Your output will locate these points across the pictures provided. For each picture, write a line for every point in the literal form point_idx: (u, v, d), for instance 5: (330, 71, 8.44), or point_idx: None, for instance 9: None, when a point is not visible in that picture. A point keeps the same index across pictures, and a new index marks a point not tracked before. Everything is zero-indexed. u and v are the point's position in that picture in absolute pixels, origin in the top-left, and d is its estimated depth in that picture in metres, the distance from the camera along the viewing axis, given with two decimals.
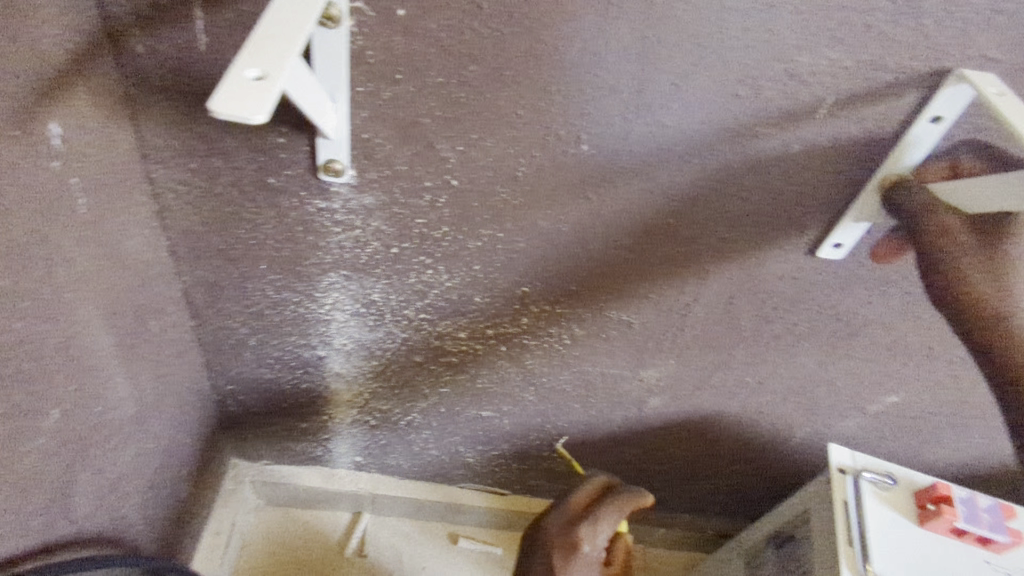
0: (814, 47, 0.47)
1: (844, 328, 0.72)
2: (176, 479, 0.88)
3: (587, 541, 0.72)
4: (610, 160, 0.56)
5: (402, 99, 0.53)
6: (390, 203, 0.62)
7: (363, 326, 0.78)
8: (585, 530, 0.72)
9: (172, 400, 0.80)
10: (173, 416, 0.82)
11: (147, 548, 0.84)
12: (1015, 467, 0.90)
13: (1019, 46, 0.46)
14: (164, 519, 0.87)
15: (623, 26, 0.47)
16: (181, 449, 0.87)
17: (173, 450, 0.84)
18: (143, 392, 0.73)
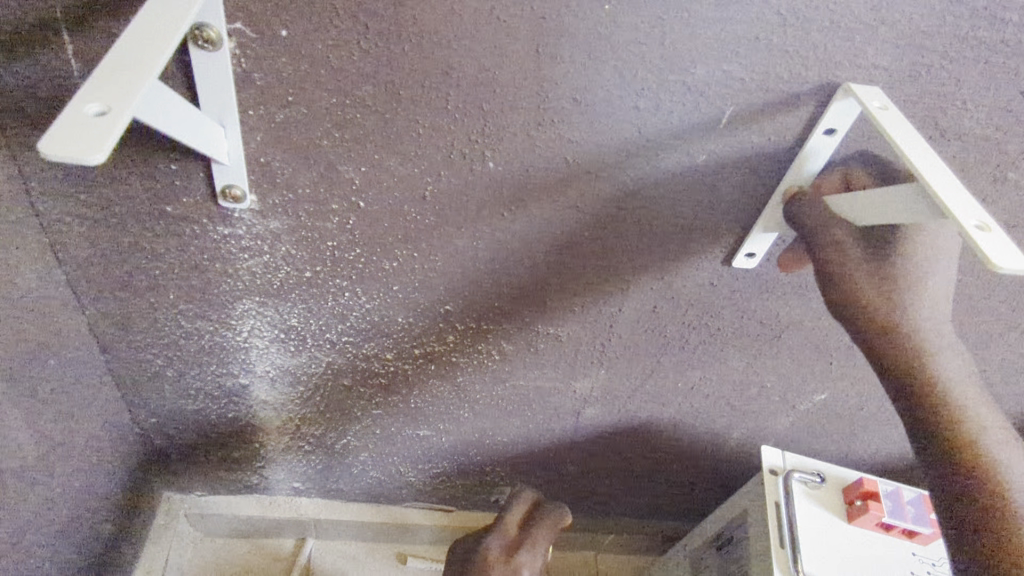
0: (708, 59, 0.47)
1: (768, 331, 0.73)
2: (95, 521, 0.83)
3: (526, 566, 0.72)
4: (519, 176, 0.55)
5: (296, 121, 0.51)
6: (297, 227, 0.60)
7: (285, 351, 0.75)
8: (523, 557, 0.72)
9: (84, 440, 0.76)
10: (86, 457, 0.78)
11: None
12: None
13: (904, 55, 0.47)
14: (82, 564, 0.82)
15: (517, 42, 0.46)
16: (99, 489, 0.83)
17: (89, 492, 0.80)
18: (46, 435, 0.68)
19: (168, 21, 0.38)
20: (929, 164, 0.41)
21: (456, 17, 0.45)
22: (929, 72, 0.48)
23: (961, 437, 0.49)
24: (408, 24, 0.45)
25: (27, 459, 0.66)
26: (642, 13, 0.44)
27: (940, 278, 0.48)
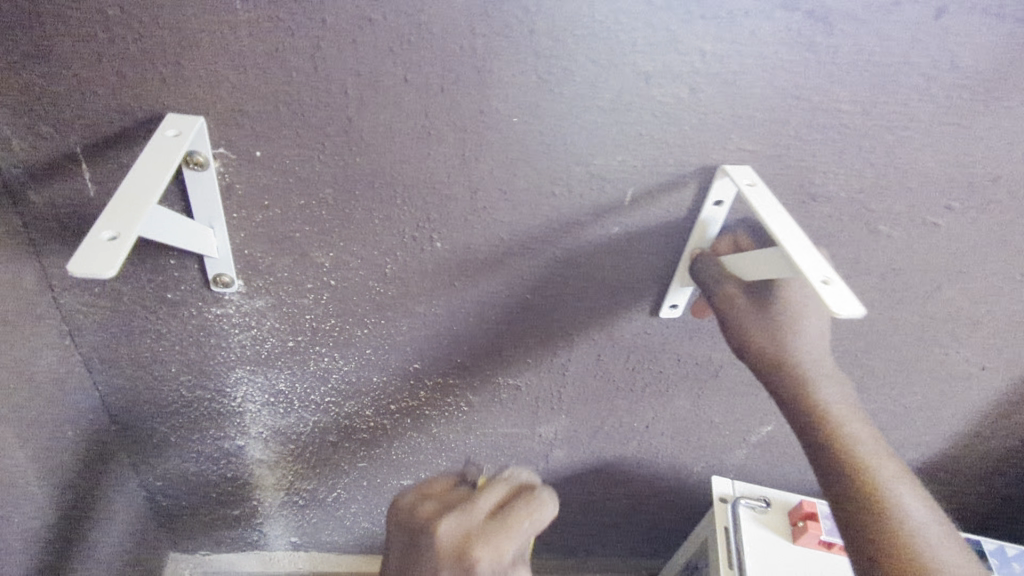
0: (605, 153, 0.57)
1: (706, 371, 0.81)
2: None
3: None
4: (464, 252, 0.65)
5: (273, 219, 0.62)
6: (279, 304, 0.70)
7: (276, 413, 0.83)
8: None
9: (96, 504, 0.84)
10: (99, 520, 0.85)
11: None
12: None
13: (766, 141, 0.57)
14: None
15: (447, 149, 0.57)
16: (111, 550, 0.90)
17: (100, 553, 0.87)
18: (63, 499, 0.77)
19: (165, 158, 0.49)
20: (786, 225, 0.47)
21: (395, 134, 0.56)
22: (789, 152, 0.58)
23: (861, 472, 0.52)
24: (359, 139, 0.56)
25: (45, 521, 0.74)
26: (546, 122, 0.55)
27: (828, 325, 0.55)
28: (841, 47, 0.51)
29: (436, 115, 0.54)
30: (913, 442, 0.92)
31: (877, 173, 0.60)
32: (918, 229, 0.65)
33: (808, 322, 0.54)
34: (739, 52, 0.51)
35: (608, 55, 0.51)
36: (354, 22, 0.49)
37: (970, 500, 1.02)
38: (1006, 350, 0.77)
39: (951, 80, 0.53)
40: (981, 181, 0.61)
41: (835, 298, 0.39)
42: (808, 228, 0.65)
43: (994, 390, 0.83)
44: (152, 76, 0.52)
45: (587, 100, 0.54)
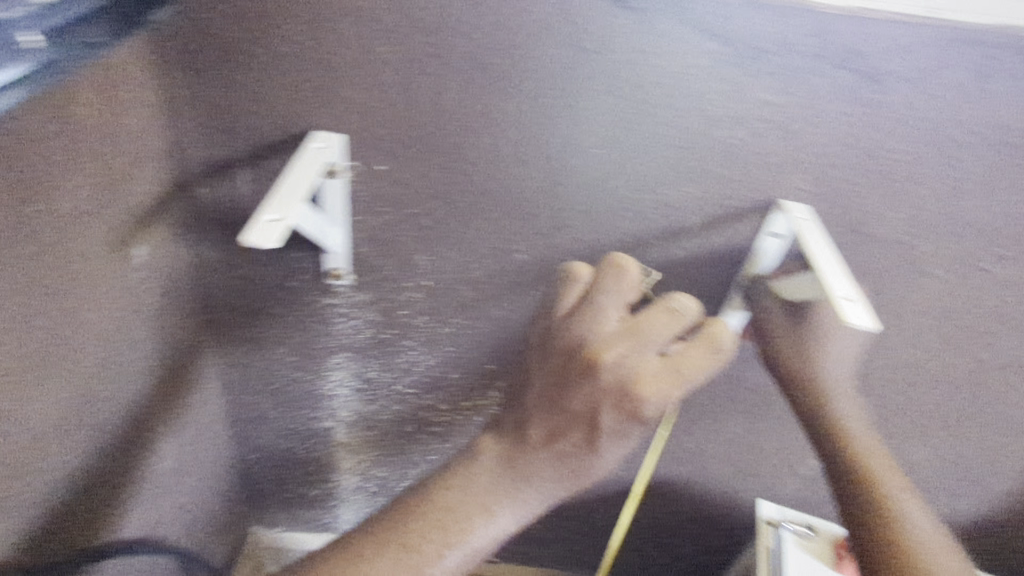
0: (674, 184, 0.66)
1: (758, 397, 0.86)
2: (205, 538, 1.01)
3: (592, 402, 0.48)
4: (544, 263, 0.74)
5: (385, 223, 0.73)
6: (380, 298, 0.81)
7: (362, 401, 0.94)
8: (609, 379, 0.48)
9: (204, 465, 0.96)
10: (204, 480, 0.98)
11: None
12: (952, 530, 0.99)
13: (821, 182, 0.64)
14: None
15: (537, 172, 0.67)
16: (210, 511, 1.01)
17: (202, 511, 0.98)
18: (184, 453, 0.89)
19: (310, 165, 0.61)
20: (822, 253, 0.58)
21: (496, 156, 0.66)
22: (842, 193, 0.65)
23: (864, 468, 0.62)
24: (466, 162, 0.67)
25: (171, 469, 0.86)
26: (622, 154, 0.64)
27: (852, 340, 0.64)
28: (890, 103, 0.58)
29: (531, 142, 0.65)
30: (969, 491, 0.92)
31: (927, 219, 0.66)
32: (969, 274, 0.70)
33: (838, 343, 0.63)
34: (797, 103, 0.59)
35: (680, 101, 0.60)
36: (473, 64, 0.60)
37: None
38: None
39: (996, 136, 0.60)
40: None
41: (851, 313, 0.51)
42: (859, 265, 0.70)
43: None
44: (309, 101, 0.65)
45: (660, 138, 0.63)
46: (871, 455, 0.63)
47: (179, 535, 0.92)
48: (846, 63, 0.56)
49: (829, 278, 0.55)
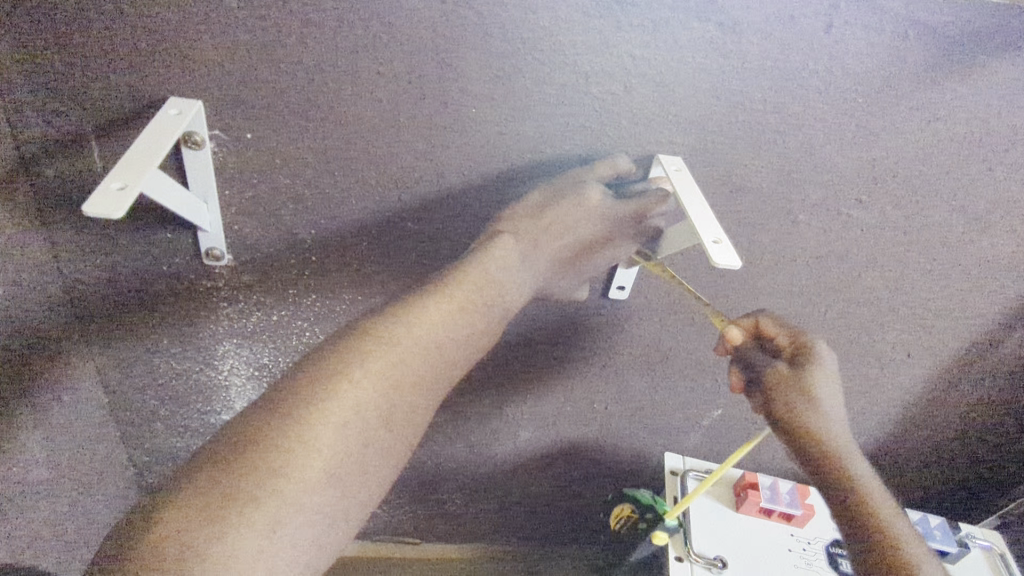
0: (553, 141, 0.66)
1: (655, 352, 0.89)
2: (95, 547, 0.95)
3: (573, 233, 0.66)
4: (433, 230, 0.73)
5: (261, 197, 0.70)
6: (264, 278, 0.77)
7: (257, 388, 0.90)
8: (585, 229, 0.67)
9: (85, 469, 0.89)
10: (84, 491, 0.91)
11: None
12: (843, 466, 1.06)
13: (692, 135, 0.66)
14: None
15: (415, 134, 0.65)
16: (98, 517, 0.95)
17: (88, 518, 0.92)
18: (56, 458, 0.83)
19: (164, 130, 0.56)
20: (691, 202, 0.59)
21: (369, 119, 0.64)
22: (714, 145, 0.67)
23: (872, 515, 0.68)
24: (339, 126, 0.65)
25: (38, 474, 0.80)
26: (499, 112, 0.64)
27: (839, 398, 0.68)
28: (750, 53, 0.61)
29: (404, 103, 0.63)
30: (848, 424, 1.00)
31: (793, 167, 0.69)
32: (833, 220, 0.74)
33: (829, 404, 0.67)
34: (663, 55, 0.60)
35: (551, 53, 0.60)
36: (337, 21, 0.58)
37: (911, 489, 1.09)
38: (927, 334, 0.86)
39: (847, 84, 0.63)
40: (883, 177, 0.71)
41: (719, 252, 0.53)
42: (735, 216, 0.73)
43: (920, 375, 0.91)
44: (163, 65, 0.61)
45: (535, 93, 0.63)
46: (880, 506, 0.69)
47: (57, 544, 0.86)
48: (706, 13, 0.58)
49: (702, 223, 0.57)
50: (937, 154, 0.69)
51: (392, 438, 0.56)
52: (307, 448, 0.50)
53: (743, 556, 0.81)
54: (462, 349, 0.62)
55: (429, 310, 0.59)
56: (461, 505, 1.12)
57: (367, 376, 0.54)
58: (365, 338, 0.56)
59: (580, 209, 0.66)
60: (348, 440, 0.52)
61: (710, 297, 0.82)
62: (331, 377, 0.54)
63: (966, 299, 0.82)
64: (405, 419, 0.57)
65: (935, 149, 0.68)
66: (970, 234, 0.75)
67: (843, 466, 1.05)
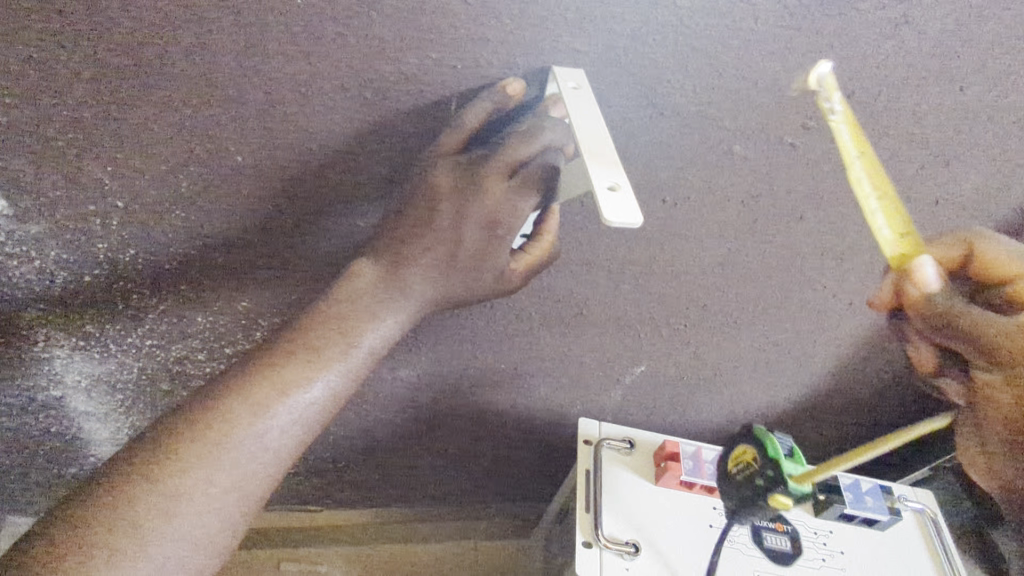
0: (414, 47, 0.50)
1: (568, 307, 0.77)
2: None
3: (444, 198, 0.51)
4: (273, 167, 0.57)
5: (24, 122, 0.52)
6: (60, 230, 0.60)
7: (90, 360, 0.74)
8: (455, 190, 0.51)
9: None
10: None
11: None
12: (777, 420, 0.99)
13: (597, 40, 0.51)
14: None
15: (224, 34, 0.48)
16: None
17: None
18: None
19: None
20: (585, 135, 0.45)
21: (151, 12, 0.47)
22: (628, 54, 0.52)
23: None
24: (116, 21, 0.47)
25: None
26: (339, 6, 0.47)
27: None
28: None
29: None
30: (782, 377, 0.91)
31: (731, 88, 0.55)
32: (776, 153, 0.61)
33: None
34: None
35: None
36: None
37: (845, 440, 1.03)
38: (869, 280, 0.76)
39: None
40: (837, 99, 0.57)
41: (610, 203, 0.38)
42: (658, 150, 0.59)
43: (858, 324, 0.82)
44: None
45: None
46: None
47: None
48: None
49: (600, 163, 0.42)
50: (900, 69, 0.56)
51: (231, 506, 0.49)
52: (116, 519, 0.45)
53: (659, 537, 0.72)
54: (327, 398, 0.52)
55: (276, 367, 0.50)
56: (363, 472, 1.01)
57: (198, 441, 0.48)
58: (208, 406, 0.49)
59: (433, 197, 0.52)
60: (181, 513, 0.47)
61: (630, 244, 0.70)
62: (164, 441, 0.48)
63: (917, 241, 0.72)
64: (244, 485, 0.49)
65: (899, 63, 0.55)
66: (931, 166, 0.64)
67: (775, 418, 0.98)
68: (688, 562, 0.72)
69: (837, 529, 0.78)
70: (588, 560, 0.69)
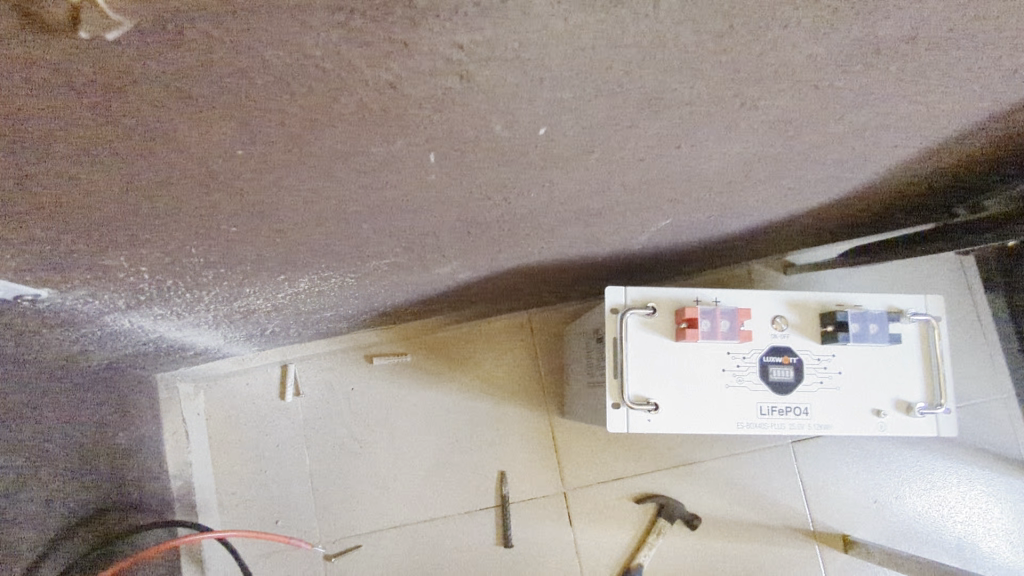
0: (384, 143, 0.44)
1: (587, 212, 0.77)
2: (121, 429, 1.07)
3: None
4: (273, 227, 0.57)
5: (29, 261, 0.52)
6: (103, 287, 0.64)
7: (170, 319, 0.84)
8: None
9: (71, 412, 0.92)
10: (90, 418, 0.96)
11: (131, 492, 1.08)
12: (793, 208, 1.03)
13: (586, 88, 0.43)
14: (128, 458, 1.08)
15: (190, 182, 0.44)
16: (108, 416, 1.02)
17: (103, 430, 1.00)
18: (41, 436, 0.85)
19: None
20: None
21: (110, 191, 0.43)
22: (622, 87, 0.45)
23: None
24: (83, 204, 0.44)
25: (40, 456, 0.84)
26: (292, 144, 0.41)
27: None
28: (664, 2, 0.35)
29: (157, 171, 0.41)
30: (806, 190, 0.92)
31: (754, 70, 0.47)
32: (808, 91, 0.53)
33: None
34: (510, 31, 0.35)
35: (320, 73, 0.34)
36: None
37: (859, 204, 1.07)
38: (902, 133, 0.72)
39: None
40: (893, 43, 0.47)
41: None
42: (668, 125, 0.54)
43: (885, 154, 0.80)
44: None
45: (330, 111, 0.39)
46: None
47: (93, 469, 0.96)
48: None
49: None
50: (960, 17, 0.46)
51: None
52: None
53: (677, 389, 0.87)
54: None
55: None
56: (424, 304, 1.16)
57: None
58: None
59: None
60: None
61: (643, 173, 0.67)
62: None
63: (962, 100, 0.65)
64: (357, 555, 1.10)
65: (958, 17, 0.45)
66: (989, 61, 0.55)
67: (790, 208, 1.02)
68: (701, 405, 0.87)
69: (839, 352, 0.89)
70: (617, 419, 0.86)
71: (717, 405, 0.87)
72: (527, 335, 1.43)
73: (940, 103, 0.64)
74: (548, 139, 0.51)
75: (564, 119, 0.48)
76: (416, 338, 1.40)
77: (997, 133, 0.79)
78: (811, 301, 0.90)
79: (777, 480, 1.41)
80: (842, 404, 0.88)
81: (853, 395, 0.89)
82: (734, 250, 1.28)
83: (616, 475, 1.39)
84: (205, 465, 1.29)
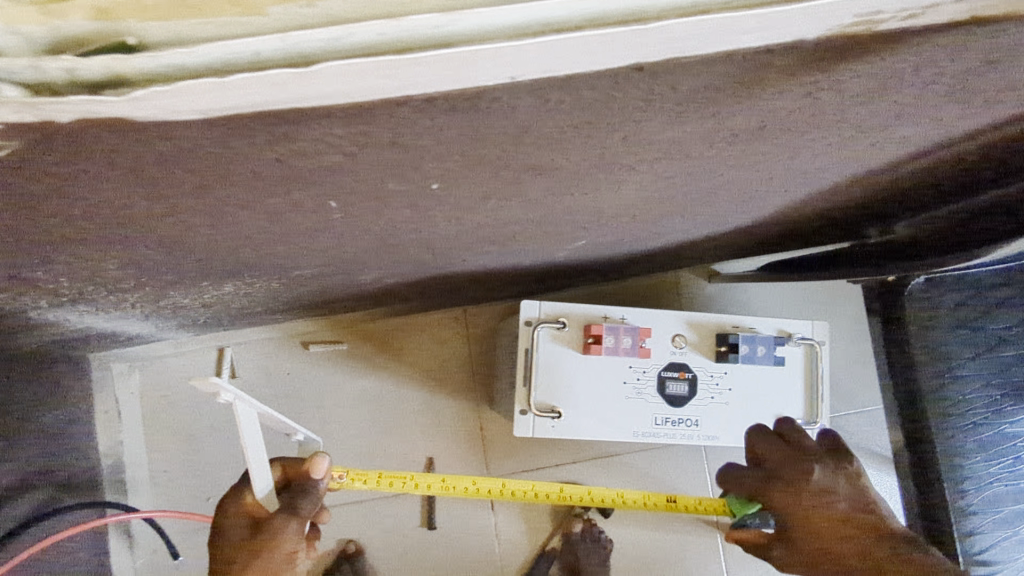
0: (283, 196, 0.49)
1: (498, 237, 0.83)
2: (51, 407, 1.10)
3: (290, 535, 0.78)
4: (190, 250, 0.61)
5: None
6: (22, 293, 0.67)
7: (95, 314, 0.87)
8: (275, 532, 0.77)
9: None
10: (18, 399, 0.99)
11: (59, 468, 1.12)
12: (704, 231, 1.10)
13: (466, 160, 0.49)
14: (58, 435, 1.12)
15: (100, 222, 0.49)
16: (37, 396, 1.05)
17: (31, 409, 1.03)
18: None
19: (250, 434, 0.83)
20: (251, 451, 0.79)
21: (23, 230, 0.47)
22: (501, 160, 0.50)
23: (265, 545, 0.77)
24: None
25: None
26: (194, 199, 0.46)
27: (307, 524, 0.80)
28: (518, 113, 0.40)
29: (66, 217, 0.46)
30: (711, 220, 0.99)
31: (622, 149, 0.53)
32: (680, 160, 0.60)
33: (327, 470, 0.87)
34: (382, 129, 0.40)
35: (208, 157, 0.39)
36: None
37: (766, 230, 1.16)
38: (783, 183, 0.80)
39: (665, 103, 0.43)
40: (745, 132, 0.54)
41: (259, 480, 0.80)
42: (555, 182, 0.60)
43: (775, 197, 0.87)
44: None
45: (224, 179, 0.43)
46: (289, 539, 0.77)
47: (20, 447, 1.00)
48: (436, 104, 0.35)
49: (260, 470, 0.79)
50: (798, 116, 0.52)
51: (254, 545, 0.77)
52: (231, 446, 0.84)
53: (580, 399, 0.94)
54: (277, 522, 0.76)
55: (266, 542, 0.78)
56: (357, 299, 1.21)
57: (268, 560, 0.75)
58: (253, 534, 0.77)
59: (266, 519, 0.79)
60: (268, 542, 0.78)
61: (544, 212, 0.72)
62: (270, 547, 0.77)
63: (829, 164, 0.73)
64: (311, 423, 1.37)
65: (796, 116, 0.52)
66: (839, 141, 0.63)
67: (701, 232, 1.09)
68: (600, 414, 0.95)
69: (731, 370, 0.98)
70: (522, 424, 0.94)
71: (615, 415, 0.95)
72: (461, 329, 1.49)
73: (811, 165, 0.72)
74: (441, 191, 0.56)
75: (452, 180, 0.53)
76: (353, 327, 1.45)
77: (873, 185, 0.87)
78: (709, 322, 0.98)
79: (686, 473, 1.52)
80: (729, 417, 0.97)
81: (739, 409, 0.98)
82: (657, 261, 1.36)
83: (537, 464, 1.47)
84: (137, 443, 1.33)
